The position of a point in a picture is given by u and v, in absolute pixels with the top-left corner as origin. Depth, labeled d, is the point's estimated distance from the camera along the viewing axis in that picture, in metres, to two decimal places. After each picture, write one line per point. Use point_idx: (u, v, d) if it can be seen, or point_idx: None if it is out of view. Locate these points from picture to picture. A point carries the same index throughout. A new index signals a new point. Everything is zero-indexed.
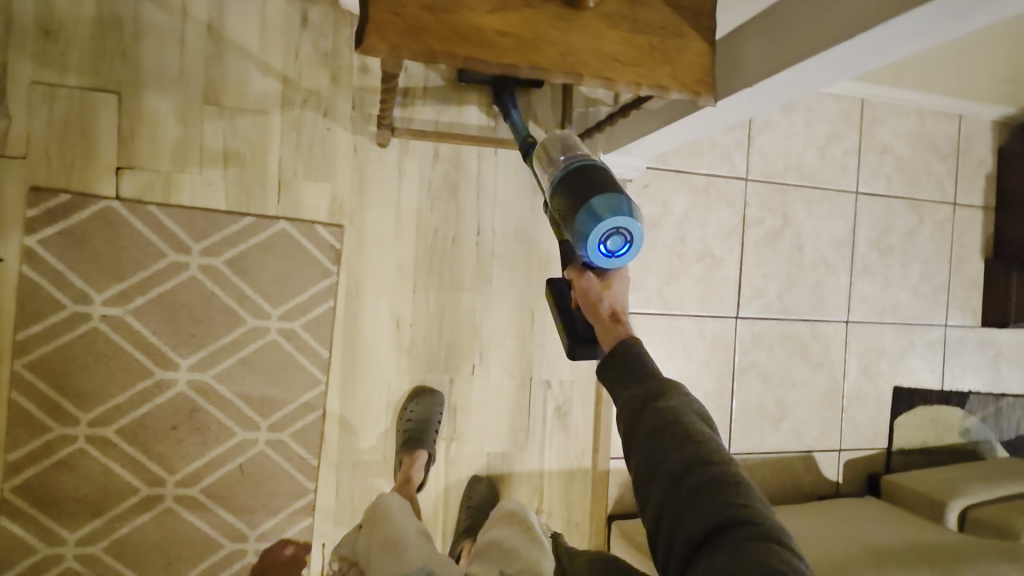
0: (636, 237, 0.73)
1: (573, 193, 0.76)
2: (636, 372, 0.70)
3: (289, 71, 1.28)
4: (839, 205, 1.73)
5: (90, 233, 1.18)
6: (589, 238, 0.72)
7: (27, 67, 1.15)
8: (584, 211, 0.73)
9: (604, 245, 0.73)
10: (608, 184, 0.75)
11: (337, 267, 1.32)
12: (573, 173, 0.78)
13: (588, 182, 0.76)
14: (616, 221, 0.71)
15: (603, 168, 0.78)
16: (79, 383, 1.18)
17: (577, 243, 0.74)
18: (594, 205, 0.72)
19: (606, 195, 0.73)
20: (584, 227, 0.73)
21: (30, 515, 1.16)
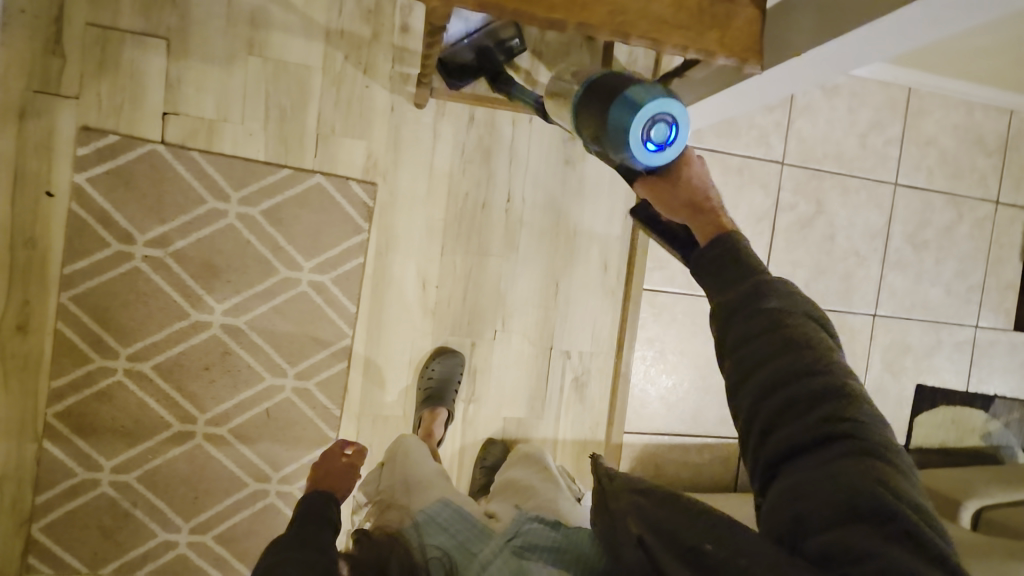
0: (679, 118, 0.73)
1: (601, 98, 0.79)
2: (734, 271, 0.67)
3: (333, 26, 1.29)
4: (876, 195, 1.70)
5: (136, 175, 1.22)
6: (629, 135, 0.73)
7: (81, 7, 1.18)
8: (620, 107, 0.76)
9: (649, 137, 0.73)
10: (628, 84, 0.78)
11: (369, 224, 1.35)
12: (596, 84, 0.83)
13: (614, 84, 0.80)
14: (654, 105, 0.73)
15: (618, 76, 0.81)
16: (120, 319, 1.23)
17: (619, 144, 0.75)
18: (632, 95, 0.75)
19: (631, 91, 0.75)
20: (628, 118, 0.74)
21: (71, 440, 1.23)
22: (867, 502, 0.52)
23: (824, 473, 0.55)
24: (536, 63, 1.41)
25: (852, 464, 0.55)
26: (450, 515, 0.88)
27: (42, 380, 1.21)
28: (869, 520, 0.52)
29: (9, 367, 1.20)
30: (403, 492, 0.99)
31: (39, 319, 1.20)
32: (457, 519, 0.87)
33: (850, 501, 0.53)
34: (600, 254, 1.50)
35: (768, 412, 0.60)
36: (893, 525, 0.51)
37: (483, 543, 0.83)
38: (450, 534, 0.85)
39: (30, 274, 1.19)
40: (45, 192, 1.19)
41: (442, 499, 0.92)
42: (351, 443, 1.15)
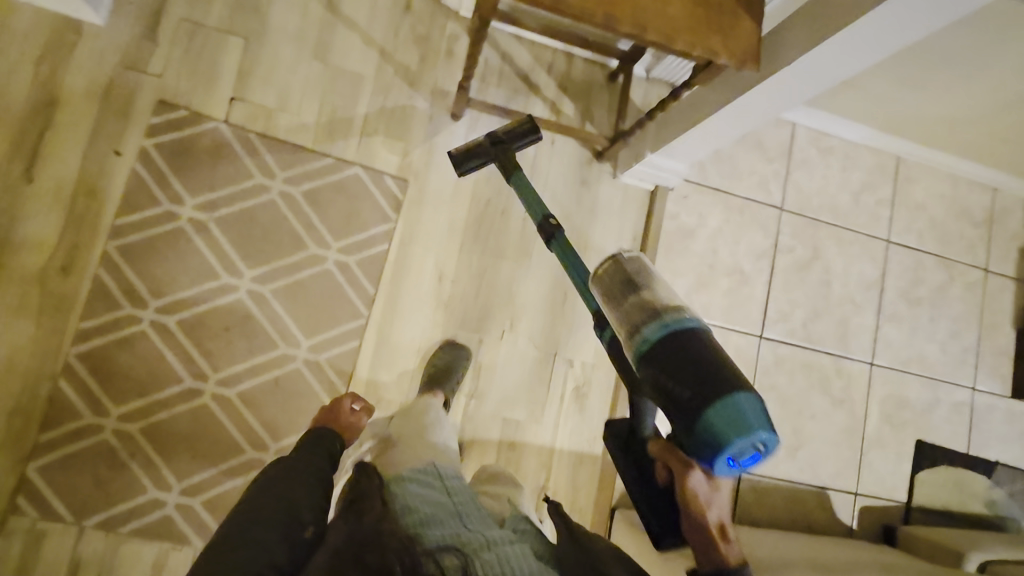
0: (766, 448, 0.74)
1: (695, 375, 0.73)
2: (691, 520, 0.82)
3: (388, 45, 1.48)
4: (870, 249, 1.80)
5: (197, 146, 1.35)
6: (721, 456, 0.72)
7: (179, 5, 1.37)
8: (719, 408, 0.72)
9: (735, 458, 0.73)
10: (716, 378, 0.74)
11: (397, 215, 1.46)
12: (670, 338, 0.77)
13: (711, 362, 0.75)
14: (756, 437, 0.72)
15: (697, 336, 0.78)
16: (156, 273, 1.32)
17: (701, 446, 0.73)
18: (740, 408, 0.72)
19: (722, 399, 0.72)
20: (721, 435, 0.71)
21: (86, 383, 1.27)
22: None
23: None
24: (562, 96, 1.59)
25: None
26: (455, 488, 0.93)
27: (72, 320, 1.27)
28: None
29: (45, 304, 1.26)
30: (410, 441, 1.07)
31: (82, 263, 1.28)
32: (462, 494, 0.93)
33: None
34: None
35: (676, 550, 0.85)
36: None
37: (486, 524, 0.87)
38: (452, 501, 0.90)
39: (84, 222, 1.29)
40: (114, 151, 1.32)
41: (454, 472, 0.98)
42: (355, 397, 1.17)
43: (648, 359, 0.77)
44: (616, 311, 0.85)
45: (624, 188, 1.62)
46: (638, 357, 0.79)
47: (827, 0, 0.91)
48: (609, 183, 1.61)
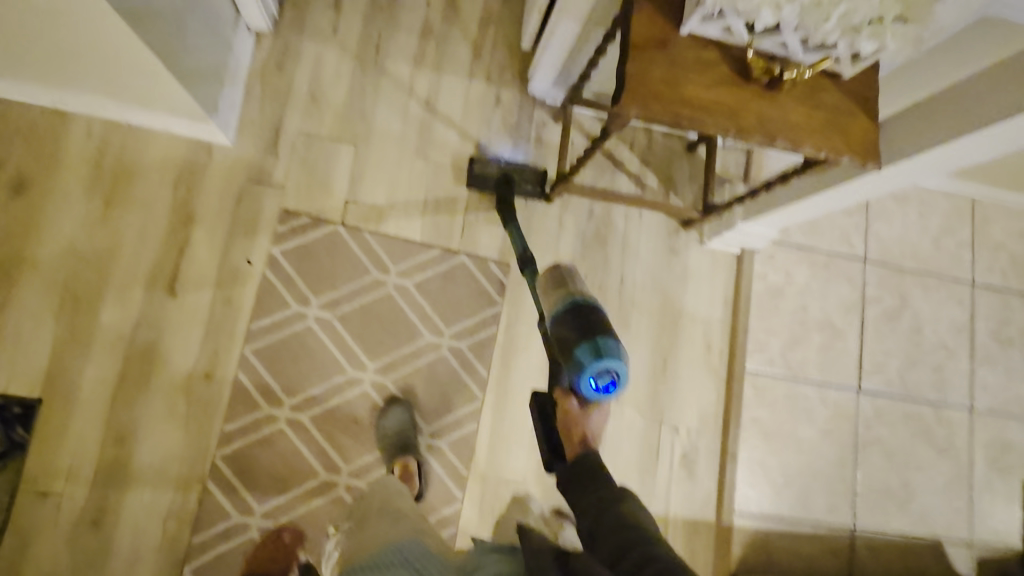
0: (622, 377, 0.97)
1: (580, 322, 0.99)
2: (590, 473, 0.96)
3: (483, 137, 1.55)
4: (955, 293, 1.81)
5: (318, 249, 1.44)
6: (583, 373, 0.95)
7: (295, 120, 1.48)
8: (587, 344, 0.96)
9: (595, 380, 0.96)
10: (597, 329, 0.98)
11: (502, 298, 1.52)
12: (574, 307, 1.02)
13: (592, 319, 1.00)
14: (608, 363, 0.95)
15: (596, 308, 1.03)
16: (289, 372, 1.39)
17: (574, 373, 0.97)
18: (604, 342, 0.96)
19: (592, 341, 0.96)
20: (584, 361, 0.95)
21: (231, 484, 1.34)
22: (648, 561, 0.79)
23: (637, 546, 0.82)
24: (645, 169, 1.65)
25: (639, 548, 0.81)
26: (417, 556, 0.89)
27: (216, 424, 1.35)
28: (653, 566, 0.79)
29: (191, 409, 1.35)
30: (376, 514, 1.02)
31: (223, 368, 1.37)
32: (423, 558, 0.89)
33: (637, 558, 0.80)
34: (702, 334, 1.64)
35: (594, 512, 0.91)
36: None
37: None
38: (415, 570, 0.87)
39: (223, 328, 1.38)
40: (246, 261, 1.42)
41: (408, 538, 0.92)
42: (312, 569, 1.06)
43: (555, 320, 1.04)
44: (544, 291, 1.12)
45: (712, 253, 1.67)
46: (552, 322, 1.05)
47: (958, 97, 0.97)
48: (697, 250, 1.66)
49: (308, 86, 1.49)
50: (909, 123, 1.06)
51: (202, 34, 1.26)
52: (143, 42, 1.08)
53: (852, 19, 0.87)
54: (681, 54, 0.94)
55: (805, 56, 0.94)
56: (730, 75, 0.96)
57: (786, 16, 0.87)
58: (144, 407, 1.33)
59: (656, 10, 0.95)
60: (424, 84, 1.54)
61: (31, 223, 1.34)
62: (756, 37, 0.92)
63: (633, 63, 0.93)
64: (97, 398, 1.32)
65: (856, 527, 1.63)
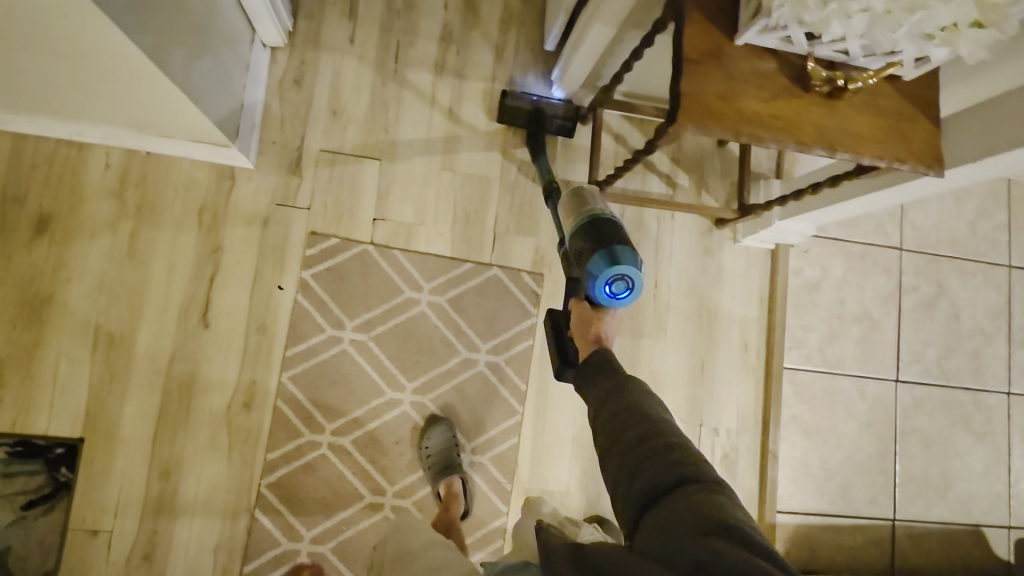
0: (636, 286, 0.91)
1: (597, 234, 0.94)
2: (608, 373, 0.84)
3: (509, 144, 1.51)
4: (992, 277, 1.76)
5: (349, 270, 1.42)
6: (596, 278, 0.90)
7: (317, 138, 1.44)
8: (602, 252, 0.92)
9: (609, 287, 0.90)
10: (613, 239, 0.93)
11: (537, 309, 1.49)
12: (590, 222, 0.97)
13: (610, 231, 0.95)
14: (623, 269, 0.89)
15: (614, 221, 0.97)
16: (328, 397, 1.38)
17: (588, 280, 0.92)
18: (620, 249, 0.91)
19: (607, 248, 0.92)
20: (598, 269, 0.90)
21: (278, 511, 1.34)
22: (708, 523, 0.63)
23: (685, 501, 0.66)
24: (676, 168, 1.60)
25: (685, 503, 0.66)
26: None
27: (258, 452, 1.35)
28: (709, 529, 0.62)
29: (233, 440, 1.34)
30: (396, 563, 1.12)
31: (262, 396, 1.36)
32: None
33: (691, 517, 0.64)
34: (737, 333, 1.61)
35: (627, 444, 0.74)
36: (736, 540, 0.62)
37: None
38: None
39: (258, 355, 1.37)
40: (277, 286, 1.39)
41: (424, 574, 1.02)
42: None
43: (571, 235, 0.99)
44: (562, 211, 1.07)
45: (746, 251, 1.63)
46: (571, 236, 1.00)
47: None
48: (731, 249, 1.63)
49: (328, 101, 1.45)
50: (970, 129, 1.01)
51: (220, 59, 1.22)
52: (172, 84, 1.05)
53: (928, 26, 0.80)
54: (736, 67, 0.90)
55: (867, 61, 0.90)
56: (788, 86, 0.92)
57: (855, 27, 0.81)
58: (186, 439, 1.33)
59: (709, 21, 0.91)
60: (446, 92, 1.50)
61: (58, 261, 1.32)
62: (818, 45, 0.89)
63: (687, 78, 0.89)
64: (139, 433, 1.31)
65: (897, 517, 1.63)
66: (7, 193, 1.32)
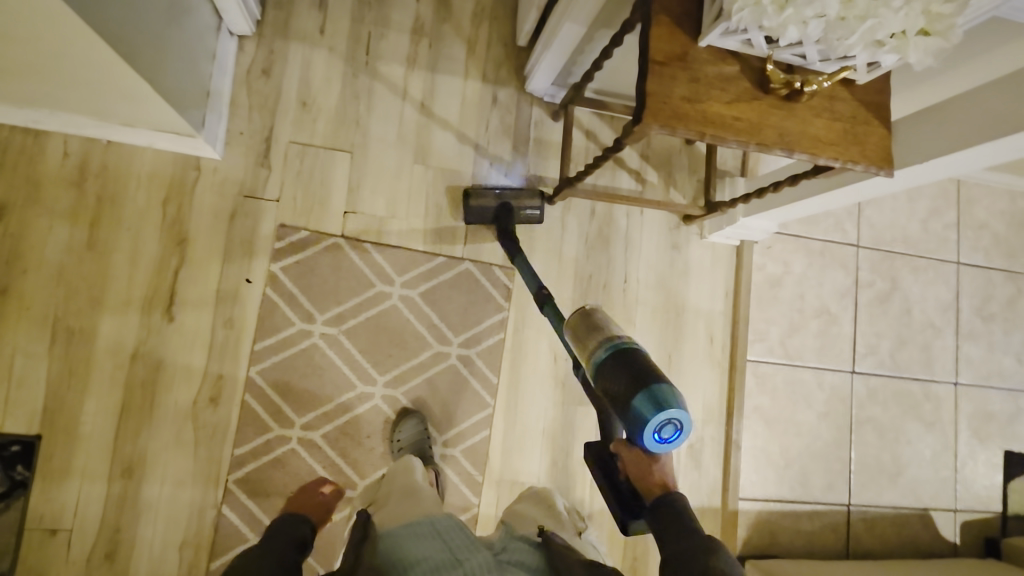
0: (685, 424, 0.81)
1: (630, 372, 0.82)
2: (681, 526, 0.82)
3: (481, 139, 1.52)
4: (941, 273, 1.85)
5: (320, 263, 1.41)
6: (646, 426, 0.79)
7: (287, 129, 1.42)
8: (643, 396, 0.79)
9: (658, 433, 0.80)
10: (648, 375, 0.81)
11: (509, 303, 1.50)
12: (614, 359, 0.84)
13: (639, 365, 0.83)
14: (672, 413, 0.78)
15: (642, 352, 0.85)
16: (297, 392, 1.37)
17: (632, 429, 0.80)
18: (661, 393, 0.79)
19: (646, 389, 0.79)
20: (643, 418, 0.79)
21: (246, 506, 1.32)
22: None
23: None
24: (645, 165, 1.63)
25: None
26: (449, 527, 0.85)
27: (226, 448, 1.33)
28: None
29: (200, 436, 1.32)
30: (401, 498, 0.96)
31: (229, 392, 1.34)
32: (456, 530, 0.85)
33: None
34: (703, 328, 1.66)
35: None
36: None
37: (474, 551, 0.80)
38: (444, 540, 0.82)
39: (226, 350, 1.35)
40: (245, 279, 1.37)
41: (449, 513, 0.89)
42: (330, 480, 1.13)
43: (600, 377, 0.85)
44: (577, 345, 0.93)
45: (712, 247, 1.68)
46: (590, 370, 0.88)
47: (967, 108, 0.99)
48: (698, 244, 1.67)
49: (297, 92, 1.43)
50: (919, 130, 1.06)
51: (186, 47, 1.19)
52: (138, 76, 1.03)
53: (879, 33, 0.83)
54: (699, 69, 0.93)
55: (823, 66, 0.94)
56: (749, 88, 0.95)
57: (810, 33, 0.85)
58: (151, 436, 1.30)
59: (675, 24, 0.93)
60: (418, 86, 1.49)
61: (11, 253, 1.27)
62: (776, 49, 0.92)
63: (652, 79, 0.92)
64: (100, 430, 1.28)
65: (852, 502, 1.71)
66: None
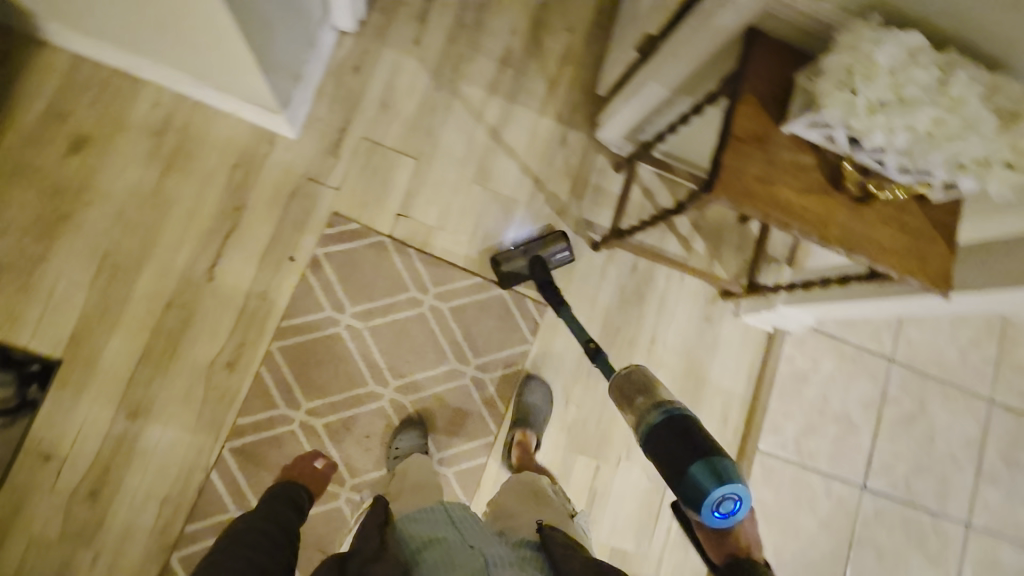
0: (744, 497, 0.85)
1: (684, 440, 0.91)
2: None
3: (542, 174, 1.55)
4: (973, 407, 1.79)
5: (362, 258, 1.43)
6: (704, 502, 0.85)
7: (362, 125, 1.47)
8: (701, 465, 0.87)
9: (717, 508, 0.85)
10: (704, 447, 0.89)
11: (534, 338, 1.51)
12: (671, 425, 0.94)
13: (692, 433, 0.92)
14: (732, 486, 0.85)
15: (697, 424, 0.94)
16: (311, 376, 1.38)
17: (691, 500, 0.86)
18: (720, 461, 0.87)
19: (703, 460, 0.88)
20: (703, 488, 0.86)
21: (234, 478, 1.32)
22: None
23: None
24: (694, 234, 1.64)
25: None
26: (460, 515, 0.93)
27: (230, 414, 1.34)
28: None
29: (209, 397, 1.34)
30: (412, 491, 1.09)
31: (247, 360, 1.36)
32: (465, 518, 0.92)
33: None
34: (720, 406, 1.63)
35: None
36: None
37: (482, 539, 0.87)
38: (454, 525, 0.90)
39: (254, 319, 1.37)
40: (288, 257, 1.40)
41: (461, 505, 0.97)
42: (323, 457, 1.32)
43: (651, 441, 0.95)
44: (630, 415, 1.03)
45: (744, 328, 1.67)
46: (641, 442, 0.97)
47: None
48: (731, 322, 1.66)
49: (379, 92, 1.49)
50: None
51: (293, 31, 1.26)
52: (246, 49, 1.10)
53: (962, 156, 0.84)
54: (777, 152, 0.96)
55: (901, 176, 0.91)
56: (821, 182, 0.97)
57: (895, 142, 0.85)
58: (162, 386, 1.32)
59: (761, 106, 0.96)
60: (494, 112, 1.54)
61: (83, 183, 1.33)
62: (857, 150, 0.90)
63: (729, 152, 0.94)
64: (117, 369, 1.31)
65: None
66: (54, 108, 1.34)
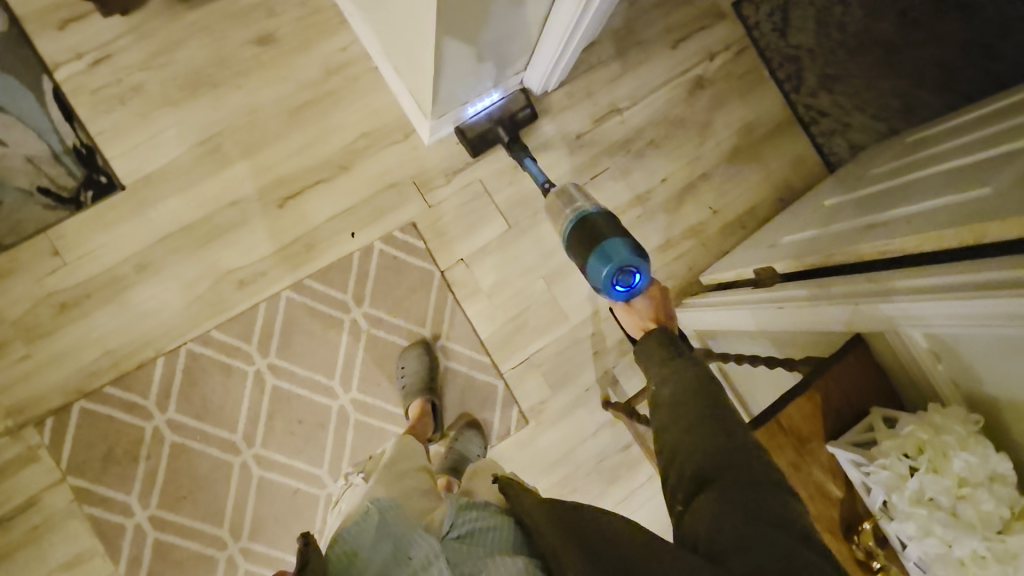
0: (640, 266, 1.00)
1: (600, 223, 1.06)
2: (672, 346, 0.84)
3: (604, 310, 1.51)
4: None
5: (406, 273, 1.45)
6: (602, 275, 1.01)
7: (487, 169, 1.50)
8: (604, 244, 1.02)
9: (617, 282, 1.01)
10: (606, 232, 1.05)
11: (496, 443, 1.46)
12: (580, 222, 1.08)
13: (603, 222, 1.07)
14: (625, 259, 1.00)
15: (606, 214, 1.09)
16: (293, 339, 1.39)
17: (598, 280, 1.02)
18: (608, 248, 1.01)
19: (608, 242, 1.02)
20: (601, 267, 1.01)
21: (172, 375, 1.34)
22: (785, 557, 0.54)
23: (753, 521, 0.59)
24: None
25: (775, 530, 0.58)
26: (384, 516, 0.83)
27: (210, 321, 1.37)
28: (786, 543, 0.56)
29: (205, 295, 1.37)
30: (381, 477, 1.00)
31: (256, 289, 1.39)
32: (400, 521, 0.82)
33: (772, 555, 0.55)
34: None
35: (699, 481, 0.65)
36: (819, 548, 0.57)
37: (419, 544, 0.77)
38: (393, 534, 0.80)
39: (286, 261, 1.41)
40: (350, 231, 1.44)
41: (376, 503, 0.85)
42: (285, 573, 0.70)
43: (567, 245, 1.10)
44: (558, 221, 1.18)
45: None
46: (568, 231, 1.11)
47: None
48: None
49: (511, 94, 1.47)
50: None
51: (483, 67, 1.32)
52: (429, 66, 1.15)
53: None
54: (809, 462, 0.89)
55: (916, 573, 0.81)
56: (833, 519, 0.87)
57: (923, 543, 0.75)
58: (178, 262, 1.37)
59: (822, 410, 0.91)
60: None
61: (245, 69, 1.43)
62: (884, 515, 0.81)
63: (760, 429, 0.90)
64: (156, 224, 1.37)
65: None
66: (268, 1, 1.45)
